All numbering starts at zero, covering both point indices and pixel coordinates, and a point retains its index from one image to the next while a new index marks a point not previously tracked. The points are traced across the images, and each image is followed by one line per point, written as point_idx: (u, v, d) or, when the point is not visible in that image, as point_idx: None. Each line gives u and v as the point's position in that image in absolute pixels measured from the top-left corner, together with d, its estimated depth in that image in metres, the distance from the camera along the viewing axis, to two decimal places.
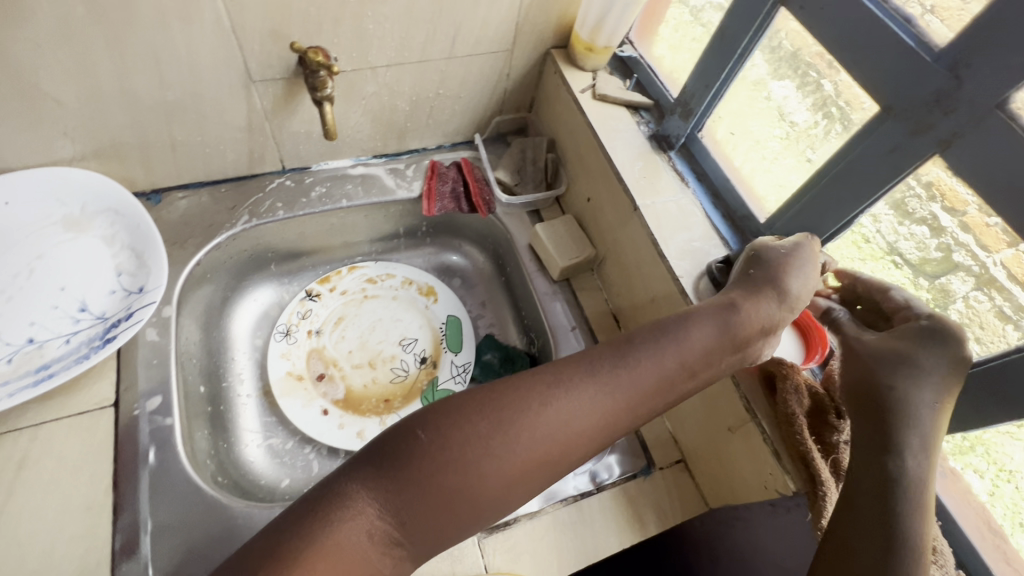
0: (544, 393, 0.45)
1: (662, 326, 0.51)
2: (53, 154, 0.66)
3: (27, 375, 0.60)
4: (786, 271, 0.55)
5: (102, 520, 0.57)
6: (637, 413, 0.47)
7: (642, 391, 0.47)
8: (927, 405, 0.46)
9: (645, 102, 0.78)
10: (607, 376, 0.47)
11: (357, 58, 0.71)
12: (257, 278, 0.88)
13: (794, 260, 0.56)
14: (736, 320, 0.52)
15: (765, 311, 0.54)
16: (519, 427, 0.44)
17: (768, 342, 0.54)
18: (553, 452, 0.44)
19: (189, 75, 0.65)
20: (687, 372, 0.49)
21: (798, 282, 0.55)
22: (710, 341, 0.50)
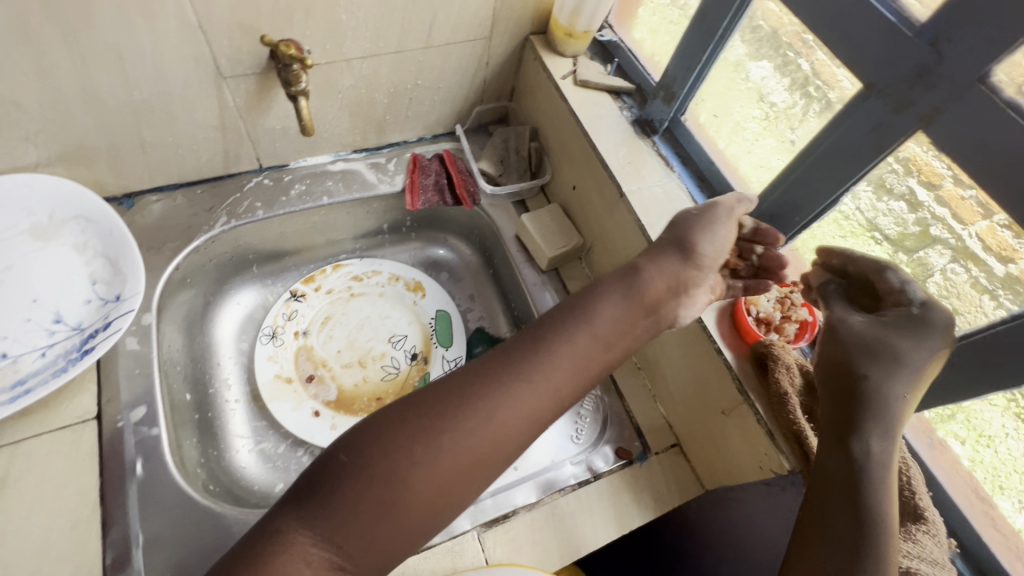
0: (464, 395, 0.45)
1: (569, 308, 0.50)
2: (18, 160, 0.64)
3: (2, 392, 0.58)
4: (696, 232, 0.55)
5: (91, 536, 0.55)
6: (561, 395, 0.47)
7: (559, 373, 0.47)
8: (904, 393, 0.46)
9: (627, 86, 0.77)
10: (524, 364, 0.46)
11: (331, 49, 0.69)
12: (239, 280, 0.86)
13: (708, 218, 0.56)
14: (641, 285, 0.51)
15: (676, 272, 0.53)
16: (444, 428, 0.43)
17: (683, 302, 0.54)
18: (485, 445, 0.43)
19: (155, 73, 0.62)
20: (601, 345, 0.49)
21: (710, 241, 0.55)
22: (617, 310, 0.50)
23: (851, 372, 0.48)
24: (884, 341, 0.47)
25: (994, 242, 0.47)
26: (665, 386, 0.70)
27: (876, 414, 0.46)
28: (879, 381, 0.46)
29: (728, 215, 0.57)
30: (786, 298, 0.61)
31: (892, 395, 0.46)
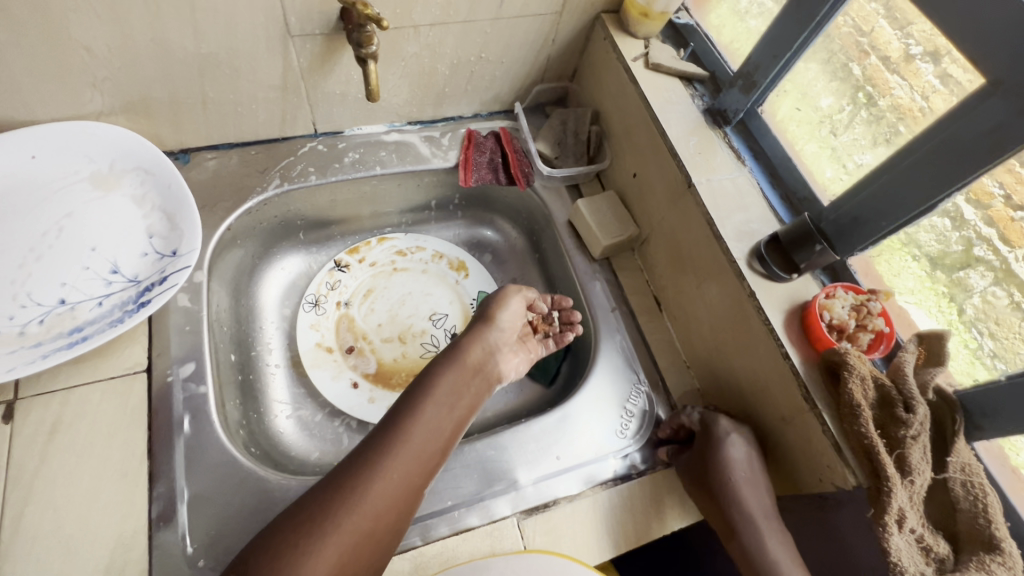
0: (340, 486, 0.50)
1: (419, 385, 0.60)
2: (82, 105, 0.63)
3: (60, 337, 0.58)
4: (493, 310, 0.68)
5: (138, 487, 0.56)
6: (430, 456, 0.55)
7: (422, 442, 0.55)
8: (745, 481, 0.58)
9: (700, 73, 0.74)
10: (388, 453, 0.52)
11: (401, 14, 0.66)
12: (285, 246, 0.85)
13: (502, 301, 0.69)
14: (463, 354, 0.64)
15: (488, 341, 0.66)
16: (333, 521, 0.47)
17: (497, 363, 0.66)
18: (371, 528, 0.49)
19: (225, 27, 0.61)
20: (448, 408, 0.58)
21: (505, 317, 0.69)
22: (454, 376, 0.61)
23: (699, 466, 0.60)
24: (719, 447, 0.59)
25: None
26: (718, 387, 0.68)
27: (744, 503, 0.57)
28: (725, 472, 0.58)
29: (513, 295, 0.70)
30: (863, 306, 0.56)
31: (739, 483, 0.57)
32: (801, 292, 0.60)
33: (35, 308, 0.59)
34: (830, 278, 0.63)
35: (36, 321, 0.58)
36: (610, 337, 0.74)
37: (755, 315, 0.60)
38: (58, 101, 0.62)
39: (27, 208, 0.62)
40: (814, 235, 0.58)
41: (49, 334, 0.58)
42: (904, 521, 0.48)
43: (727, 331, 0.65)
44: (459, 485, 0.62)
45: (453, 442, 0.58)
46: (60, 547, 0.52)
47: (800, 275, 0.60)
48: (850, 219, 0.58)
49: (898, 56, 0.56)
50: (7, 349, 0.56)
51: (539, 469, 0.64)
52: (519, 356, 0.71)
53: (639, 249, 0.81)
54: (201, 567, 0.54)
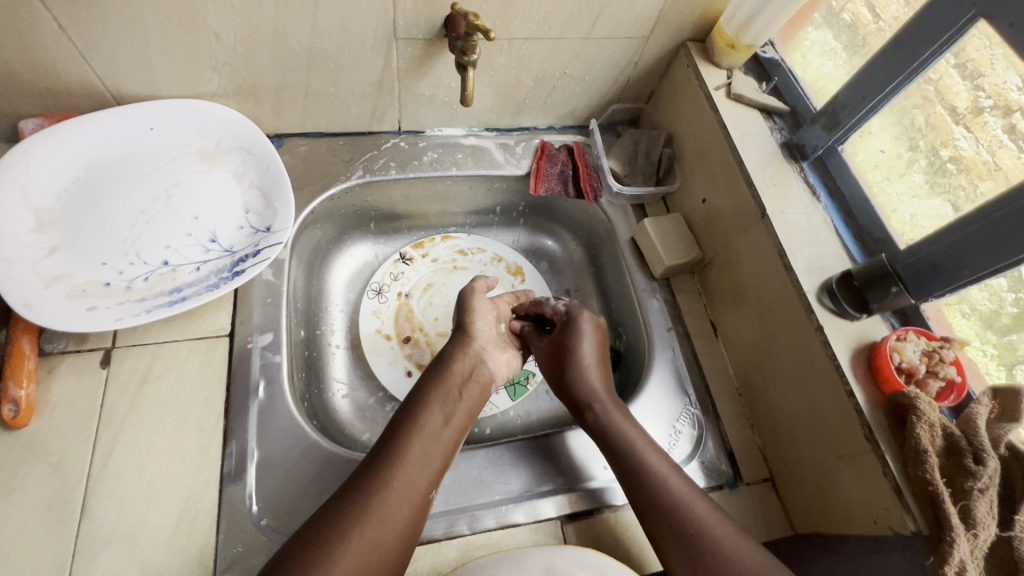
0: (348, 505, 0.50)
1: (410, 402, 0.62)
2: (200, 87, 0.69)
3: (162, 295, 0.63)
4: (464, 317, 0.70)
5: (214, 443, 0.60)
6: (434, 466, 0.57)
7: (421, 456, 0.56)
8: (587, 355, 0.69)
9: (781, 107, 0.75)
10: (390, 464, 0.54)
11: (499, 26, 0.70)
12: (356, 234, 0.89)
13: (468, 305, 0.71)
14: (450, 363, 0.66)
15: (472, 350, 0.68)
16: (343, 533, 0.48)
17: (483, 367, 0.68)
18: (382, 538, 0.50)
19: (339, 25, 0.65)
20: (444, 420, 0.60)
21: (478, 322, 0.70)
22: (444, 391, 0.63)
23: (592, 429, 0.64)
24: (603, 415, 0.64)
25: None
26: (769, 418, 0.68)
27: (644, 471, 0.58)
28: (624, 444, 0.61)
29: (477, 294, 0.72)
30: (935, 352, 0.56)
31: (639, 448, 0.60)
32: (869, 332, 0.60)
33: (141, 266, 0.64)
34: (900, 320, 0.62)
35: (141, 278, 0.63)
36: (664, 355, 0.75)
37: (821, 350, 0.60)
38: (181, 81, 0.67)
39: (143, 175, 0.68)
40: (892, 275, 0.59)
41: (151, 291, 0.63)
42: (964, 573, 0.47)
43: (786, 362, 0.65)
44: (507, 481, 0.64)
45: (451, 456, 0.59)
46: (142, 488, 0.56)
47: (869, 315, 0.61)
48: (929, 265, 0.57)
49: (966, 107, 0.57)
50: (115, 300, 0.61)
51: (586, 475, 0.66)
52: (509, 352, 0.72)
53: (700, 272, 0.82)
54: (263, 525, 0.57)
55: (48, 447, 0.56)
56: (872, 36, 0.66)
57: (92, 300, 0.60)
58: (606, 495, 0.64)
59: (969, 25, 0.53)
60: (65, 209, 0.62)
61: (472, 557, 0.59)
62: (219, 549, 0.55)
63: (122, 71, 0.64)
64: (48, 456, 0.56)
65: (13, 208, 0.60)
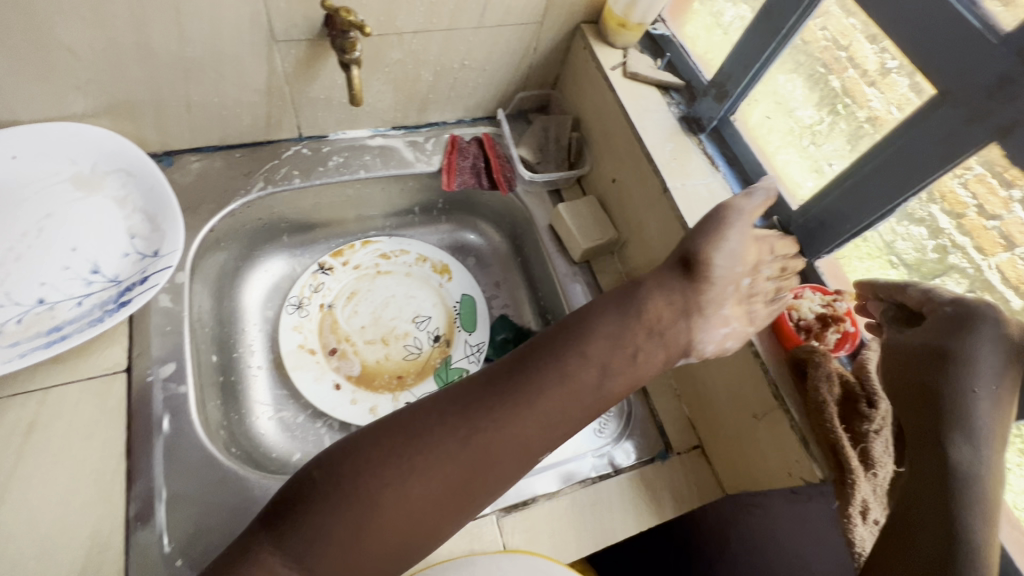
0: (449, 426, 0.47)
1: (574, 333, 0.52)
2: (64, 108, 0.64)
3: (39, 336, 0.58)
4: (705, 252, 0.54)
5: (116, 487, 0.56)
6: (555, 426, 0.49)
7: (550, 409, 0.48)
8: (989, 370, 0.47)
9: (676, 82, 0.76)
10: (518, 403, 0.48)
11: (384, 21, 0.68)
12: (268, 248, 0.85)
13: (736, 235, 0.55)
14: (638, 311, 0.53)
15: (681, 299, 0.53)
16: (437, 455, 0.45)
17: (689, 329, 0.53)
18: (473, 481, 0.46)
19: (211, 32, 0.62)
20: (597, 371, 0.50)
21: (722, 260, 0.54)
22: (620, 331, 0.52)
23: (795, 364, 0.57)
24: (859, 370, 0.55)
25: (1013, 275, 0.50)
26: (692, 387, 0.70)
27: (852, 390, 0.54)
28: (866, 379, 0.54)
29: (749, 215, 0.55)
30: (831, 306, 0.58)
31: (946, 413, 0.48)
32: None
33: (13, 307, 0.59)
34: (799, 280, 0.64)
35: (14, 321, 0.58)
36: None
37: None
38: (39, 103, 0.62)
39: (7, 209, 0.62)
40: (782, 237, 0.61)
41: (26, 334, 0.58)
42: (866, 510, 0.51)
43: None
44: None
45: (589, 415, 0.51)
46: (35, 547, 0.52)
47: None
48: (816, 223, 0.61)
49: (875, 68, 0.56)
50: None
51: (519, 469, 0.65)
52: (729, 327, 0.55)
53: (618, 252, 0.82)
54: (179, 566, 0.54)
55: None
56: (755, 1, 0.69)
57: None
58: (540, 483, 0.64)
59: None
60: None
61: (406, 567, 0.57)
62: None
63: None
64: None
65: None
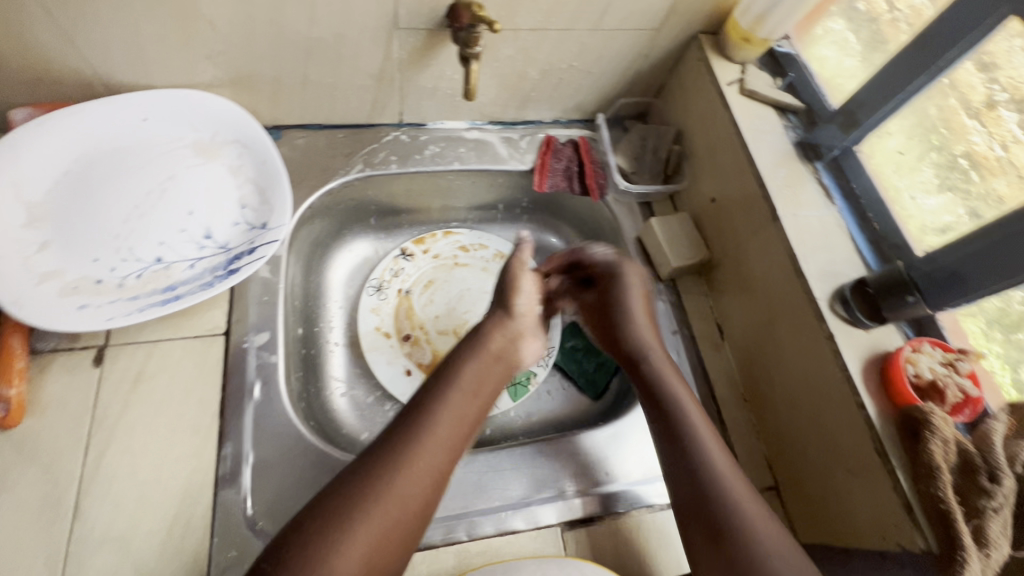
0: (360, 482, 0.49)
1: (440, 379, 0.59)
2: (194, 77, 0.67)
3: (155, 294, 0.61)
4: (508, 294, 0.69)
5: (208, 445, 0.58)
6: (453, 445, 0.55)
7: (442, 435, 0.54)
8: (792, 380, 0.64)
9: (796, 104, 0.72)
10: (419, 435, 0.53)
11: (504, 16, 0.67)
12: (356, 229, 0.87)
13: (517, 277, 0.71)
14: (481, 343, 0.64)
15: (507, 329, 0.67)
16: (365, 505, 0.48)
17: (518, 348, 0.67)
18: (402, 515, 0.49)
19: (339, 15, 0.63)
20: (470, 397, 0.59)
21: (522, 299, 0.69)
22: (474, 362, 0.62)
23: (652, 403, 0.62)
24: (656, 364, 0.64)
25: None
26: (776, 426, 0.67)
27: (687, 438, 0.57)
28: (677, 414, 0.59)
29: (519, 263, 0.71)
30: (952, 365, 0.54)
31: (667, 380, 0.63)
32: (883, 340, 0.58)
33: (135, 263, 0.62)
34: (914, 330, 0.59)
35: (134, 275, 0.62)
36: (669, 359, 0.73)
37: (831, 358, 0.58)
38: (175, 71, 0.65)
39: (136, 169, 0.66)
40: (908, 284, 0.56)
41: (145, 289, 0.62)
42: None
43: (793, 369, 0.63)
44: (507, 487, 0.63)
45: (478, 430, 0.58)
46: (135, 491, 0.55)
47: (885, 323, 0.58)
48: (946, 274, 0.55)
49: (980, 101, 0.58)
50: (107, 298, 0.60)
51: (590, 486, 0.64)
52: (538, 341, 0.70)
53: (707, 274, 0.79)
54: (258, 530, 0.56)
55: (39, 448, 0.55)
56: (893, 31, 0.66)
57: (84, 299, 0.59)
58: (610, 503, 0.63)
59: (999, 23, 0.50)
60: (55, 202, 0.61)
61: (469, 564, 0.58)
62: (213, 554, 0.54)
63: (112, 60, 0.62)
64: (39, 457, 0.55)
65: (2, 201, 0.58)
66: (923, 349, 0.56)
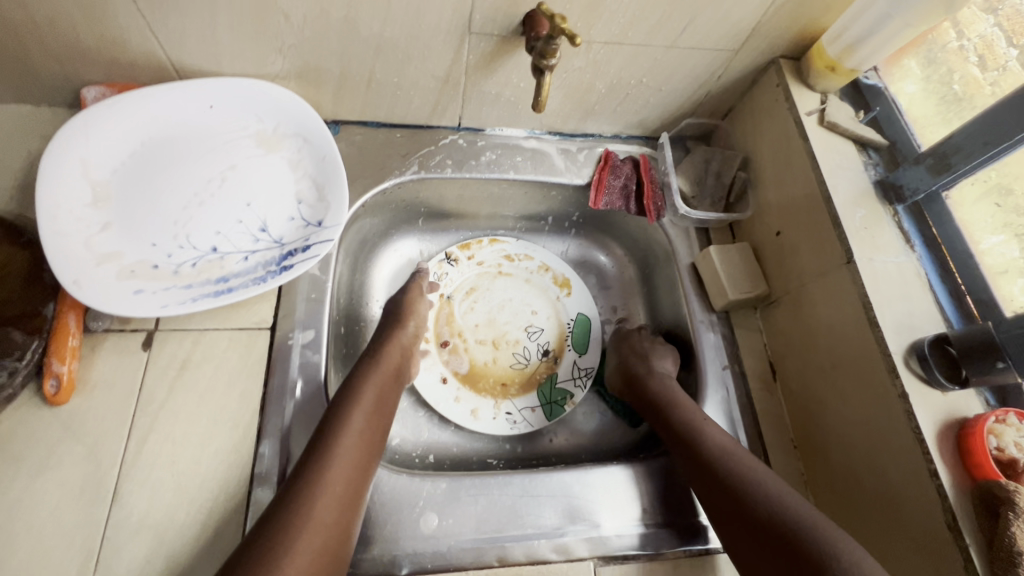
0: (284, 520, 0.49)
1: (341, 403, 0.59)
2: (262, 67, 0.66)
3: (209, 284, 0.62)
4: (405, 313, 0.73)
5: (247, 440, 0.58)
6: (365, 457, 0.56)
7: (350, 452, 0.55)
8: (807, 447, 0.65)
9: (878, 141, 0.69)
10: (326, 456, 0.54)
11: (581, 27, 0.65)
12: (403, 229, 0.86)
13: (410, 311, 0.74)
14: (377, 359, 0.65)
15: (400, 345, 0.69)
16: (293, 540, 0.48)
17: (409, 364, 0.70)
18: (329, 538, 0.50)
19: (414, 16, 0.62)
20: (368, 408, 0.60)
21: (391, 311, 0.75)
22: (376, 377, 0.63)
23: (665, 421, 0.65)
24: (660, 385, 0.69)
25: None
26: (828, 480, 0.63)
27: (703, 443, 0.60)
28: (690, 423, 0.63)
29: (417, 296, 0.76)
30: None
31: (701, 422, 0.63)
32: (960, 406, 0.55)
33: (191, 251, 0.63)
34: (997, 399, 0.56)
35: (189, 263, 0.62)
36: (717, 395, 0.70)
37: (903, 419, 0.54)
38: (245, 60, 0.65)
39: (198, 156, 0.66)
40: (999, 349, 0.52)
41: (198, 278, 0.62)
42: None
43: (855, 423, 0.60)
44: (541, 515, 0.61)
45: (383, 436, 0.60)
46: (173, 481, 0.55)
47: (964, 388, 0.55)
48: None
49: None
50: (162, 284, 0.60)
51: (675, 514, 0.63)
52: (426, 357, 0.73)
53: (763, 308, 0.76)
54: None
55: (85, 427, 0.56)
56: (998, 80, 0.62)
57: (140, 283, 0.59)
58: (687, 538, 0.62)
59: None
60: (119, 184, 0.62)
61: None
62: None
63: (186, 45, 0.62)
64: (84, 436, 0.56)
65: (71, 180, 0.60)
66: (1010, 421, 0.52)
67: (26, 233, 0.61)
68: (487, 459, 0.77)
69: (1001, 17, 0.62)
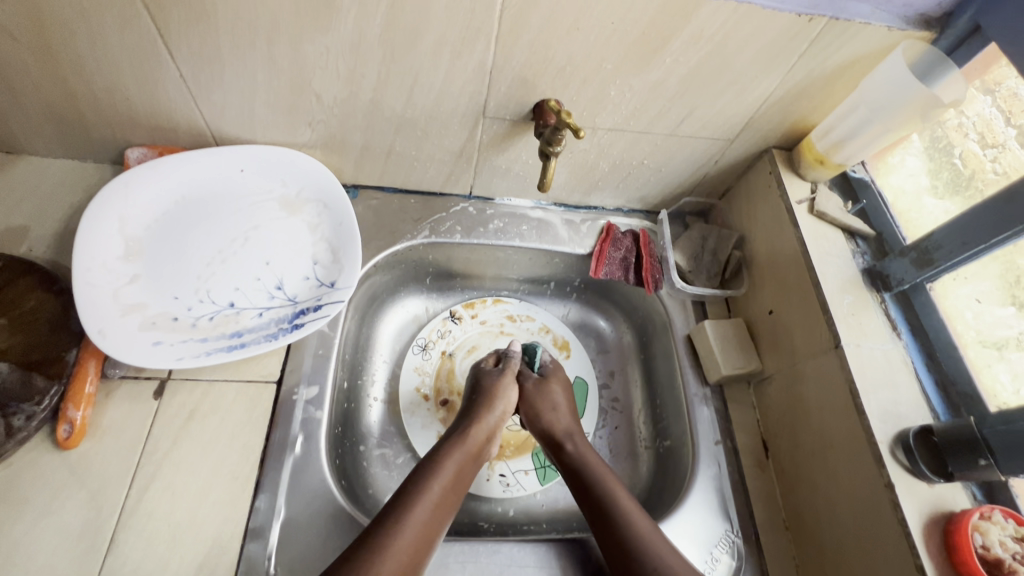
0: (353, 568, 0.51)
1: (426, 469, 0.63)
2: (293, 138, 0.72)
3: (223, 338, 0.65)
4: (490, 395, 0.74)
5: (245, 493, 0.59)
6: (434, 525, 0.58)
7: (421, 523, 0.57)
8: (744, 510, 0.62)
9: (865, 230, 0.72)
10: (402, 514, 0.56)
11: (586, 115, 0.71)
12: (411, 288, 0.90)
13: (492, 396, 0.74)
14: (465, 433, 0.69)
15: (488, 425, 0.71)
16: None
17: (490, 444, 0.71)
18: None
19: (433, 100, 0.67)
20: (446, 478, 0.62)
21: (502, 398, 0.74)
22: (459, 449, 0.67)
23: (585, 493, 0.66)
24: (577, 453, 0.70)
25: None
26: (819, 565, 0.63)
27: (612, 511, 0.62)
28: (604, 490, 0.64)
29: (507, 377, 0.76)
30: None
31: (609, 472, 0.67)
32: (946, 499, 0.55)
33: (210, 305, 0.66)
34: (984, 494, 0.57)
35: (207, 317, 0.66)
36: (709, 471, 0.71)
37: (890, 510, 0.55)
38: (276, 131, 0.71)
39: (225, 217, 0.71)
40: (980, 446, 0.53)
41: (214, 332, 0.65)
42: None
43: (844, 509, 0.60)
44: None
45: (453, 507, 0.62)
46: (168, 532, 0.56)
47: (950, 481, 0.55)
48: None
49: None
50: (179, 336, 0.64)
51: None
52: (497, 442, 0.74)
53: (756, 384, 0.77)
54: None
55: (90, 472, 0.58)
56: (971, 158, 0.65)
57: (159, 334, 0.63)
58: None
59: None
60: (150, 240, 0.67)
61: None
62: None
63: (225, 116, 0.68)
64: (89, 482, 0.57)
65: (107, 235, 0.64)
66: (996, 519, 0.52)
67: (59, 280, 0.65)
68: (477, 522, 0.75)
69: (998, 97, 0.62)
